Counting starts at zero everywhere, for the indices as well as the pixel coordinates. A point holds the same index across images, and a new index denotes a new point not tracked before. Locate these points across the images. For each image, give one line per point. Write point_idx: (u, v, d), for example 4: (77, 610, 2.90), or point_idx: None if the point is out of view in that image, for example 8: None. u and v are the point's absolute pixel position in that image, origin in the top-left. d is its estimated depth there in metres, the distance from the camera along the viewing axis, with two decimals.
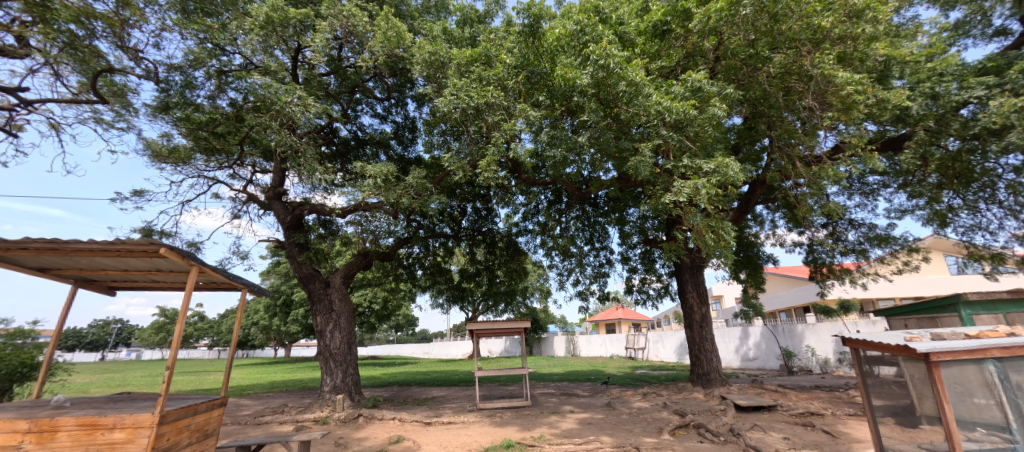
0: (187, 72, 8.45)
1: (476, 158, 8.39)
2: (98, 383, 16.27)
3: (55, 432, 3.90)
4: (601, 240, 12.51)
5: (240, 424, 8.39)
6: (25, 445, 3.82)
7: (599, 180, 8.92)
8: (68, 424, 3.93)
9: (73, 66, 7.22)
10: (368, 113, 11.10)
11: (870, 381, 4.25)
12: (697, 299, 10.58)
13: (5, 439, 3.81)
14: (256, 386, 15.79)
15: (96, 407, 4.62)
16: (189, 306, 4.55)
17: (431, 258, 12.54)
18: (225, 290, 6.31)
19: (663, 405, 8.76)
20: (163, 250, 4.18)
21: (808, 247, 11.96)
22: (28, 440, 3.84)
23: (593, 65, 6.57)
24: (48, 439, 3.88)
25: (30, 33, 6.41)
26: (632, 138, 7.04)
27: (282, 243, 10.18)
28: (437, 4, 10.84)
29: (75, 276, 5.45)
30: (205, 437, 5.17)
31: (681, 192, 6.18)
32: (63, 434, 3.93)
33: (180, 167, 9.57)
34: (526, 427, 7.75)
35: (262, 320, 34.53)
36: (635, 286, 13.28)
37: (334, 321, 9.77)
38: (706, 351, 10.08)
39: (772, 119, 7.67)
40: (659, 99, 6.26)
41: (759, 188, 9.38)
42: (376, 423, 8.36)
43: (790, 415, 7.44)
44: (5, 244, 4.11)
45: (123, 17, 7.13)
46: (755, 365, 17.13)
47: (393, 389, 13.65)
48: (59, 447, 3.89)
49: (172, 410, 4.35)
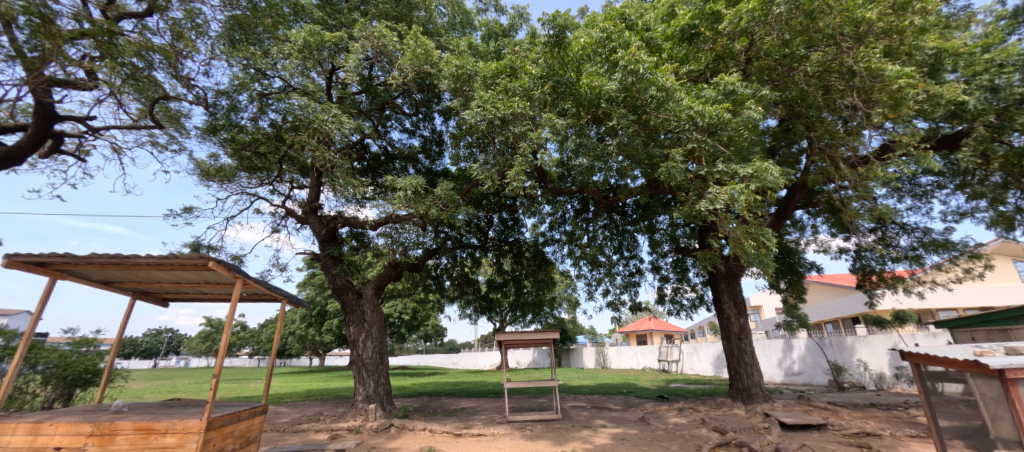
0: (233, 96, 8.98)
1: (503, 169, 8.38)
2: (150, 389, 17.27)
3: (115, 435, 4.13)
4: (631, 248, 12.26)
5: (279, 432, 8.61)
6: (89, 447, 4.07)
7: (627, 187, 8.74)
8: (127, 428, 4.14)
9: (134, 95, 7.82)
10: (397, 128, 11.41)
11: (934, 399, 3.94)
12: (734, 309, 10.10)
13: (71, 442, 4.07)
14: (293, 394, 16.28)
15: (151, 412, 4.86)
16: (234, 316, 4.78)
17: (458, 268, 12.65)
18: (266, 301, 6.58)
19: (701, 422, 8.35)
20: (212, 263, 4.38)
21: (856, 253, 11.22)
22: (91, 443, 4.09)
23: (622, 71, 6.49)
24: (109, 442, 4.12)
25: (99, 67, 6.95)
26: (662, 145, 6.93)
27: (317, 256, 10.44)
28: (462, 20, 11.12)
29: (133, 288, 5.83)
30: (248, 443, 5.34)
31: (718, 199, 5.91)
32: (122, 437, 4.14)
33: (225, 184, 10.15)
34: (557, 441, 7.56)
35: (297, 330, 35.75)
36: (668, 295, 12.88)
37: (366, 332, 9.94)
38: (747, 365, 9.58)
39: (811, 119, 7.33)
40: (691, 104, 6.16)
41: (799, 192, 8.89)
42: (408, 433, 8.39)
43: (843, 435, 6.95)
44: (74, 260, 4.42)
45: (177, 48, 7.69)
46: (801, 380, 16.17)
47: (423, 399, 13.74)
48: (118, 449, 4.11)
49: (219, 417, 4.51)
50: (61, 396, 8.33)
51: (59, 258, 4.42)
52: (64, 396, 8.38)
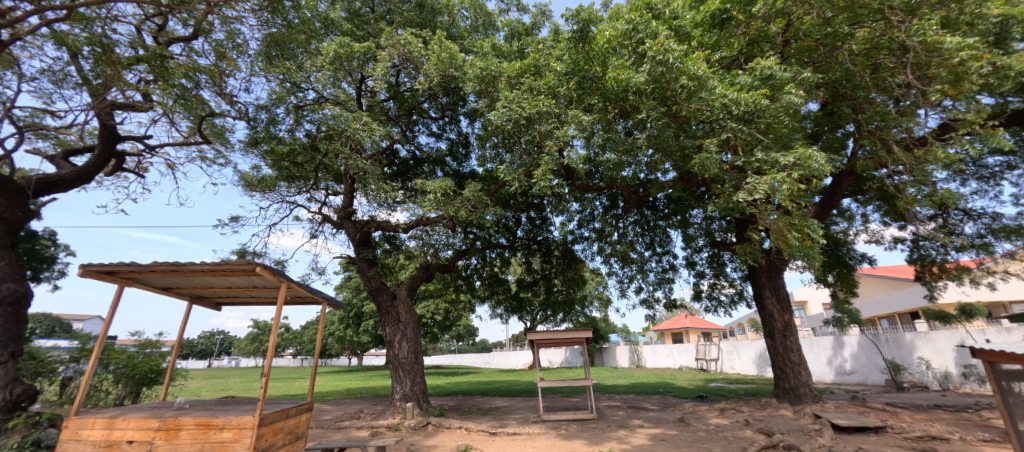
0: (272, 110, 9.37)
1: (530, 168, 8.31)
2: (205, 387, 18.42)
3: (179, 430, 4.38)
4: (663, 244, 11.92)
5: (323, 428, 8.93)
6: (157, 441, 4.34)
7: (659, 181, 8.47)
8: (189, 423, 4.38)
9: (185, 114, 8.30)
10: (425, 132, 11.58)
11: (1013, 401, 3.60)
12: (776, 306, 9.61)
13: (141, 435, 4.35)
14: (334, 393, 16.89)
15: (209, 408, 5.13)
16: (280, 317, 4.97)
17: (488, 268, 12.65)
18: (308, 304, 6.82)
19: (745, 423, 7.99)
20: (259, 268, 4.57)
21: (913, 243, 10.43)
22: (159, 437, 4.36)
23: (650, 62, 6.28)
24: (174, 436, 4.37)
25: (153, 90, 7.43)
26: (694, 136, 6.69)
27: (353, 259, 10.73)
28: (484, 22, 11.14)
29: (190, 293, 6.19)
30: (296, 439, 5.54)
31: (757, 190, 5.61)
32: (185, 432, 4.38)
33: (267, 194, 10.61)
34: (594, 441, 7.43)
35: (336, 331, 37.09)
36: (704, 292, 12.43)
37: (402, 332, 10.13)
38: (792, 364, 9.10)
39: (858, 101, 6.86)
40: (725, 92, 5.89)
41: (846, 180, 8.34)
42: (444, 431, 8.48)
43: (905, 438, 6.46)
44: (139, 268, 4.72)
45: (220, 68, 8.10)
46: (854, 379, 15.21)
47: (458, 398, 13.89)
48: (182, 443, 4.35)
49: (269, 413, 4.70)
50: (130, 393, 8.98)
51: (127, 266, 4.73)
52: (133, 394, 9.02)
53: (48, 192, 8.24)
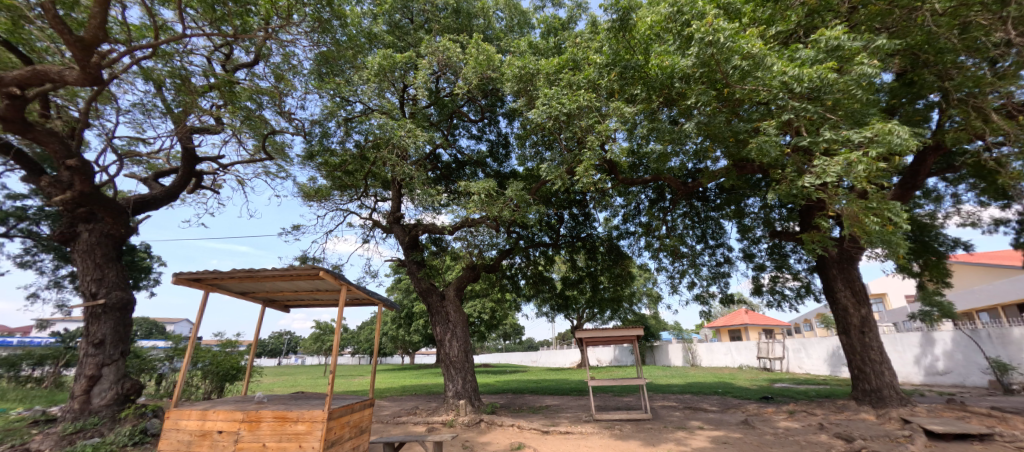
0: (324, 124, 9.89)
1: (572, 165, 8.15)
2: (276, 384, 19.92)
3: (259, 422, 4.73)
4: (716, 236, 11.28)
5: (382, 423, 9.31)
6: (241, 431, 4.72)
7: (709, 170, 8.00)
8: (267, 415, 4.72)
9: (250, 134, 8.96)
10: (465, 135, 11.72)
11: None
12: (852, 299, 8.75)
13: (229, 426, 4.76)
14: (390, 389, 17.61)
15: (284, 402, 5.51)
16: (342, 318, 5.21)
17: (532, 267, 12.57)
18: (365, 305, 7.11)
19: (820, 427, 7.37)
20: (322, 273, 4.81)
21: (1020, 223, 9.13)
22: (243, 427, 4.74)
23: (698, 44, 5.92)
24: (256, 427, 4.72)
25: (223, 113, 8.10)
26: (748, 119, 6.25)
27: (403, 262, 11.07)
28: (519, 21, 11.10)
29: (263, 297, 6.66)
30: (361, 432, 5.79)
31: (826, 172, 5.12)
32: (265, 424, 4.72)
33: (323, 203, 11.21)
34: (650, 442, 7.16)
35: (389, 331, 38.68)
36: (765, 286, 11.62)
37: (451, 331, 10.32)
38: (873, 363, 8.27)
39: (944, 67, 6.10)
40: (784, 68, 5.43)
41: (932, 156, 7.45)
42: (497, 428, 8.54)
43: (1018, 447, 5.65)
44: (221, 275, 5.13)
45: (279, 89, 8.67)
46: (949, 380, 13.61)
47: (508, 396, 13.97)
48: (263, 434, 4.70)
49: (337, 408, 4.94)
50: (215, 388, 9.88)
51: (210, 273, 5.15)
52: (217, 389, 9.89)
53: (143, 210, 9.24)
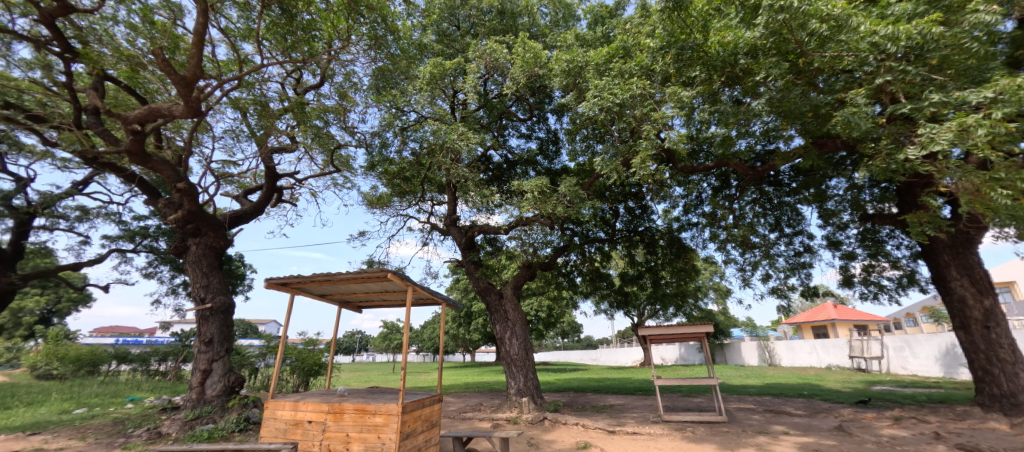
0: (383, 135, 10.37)
1: (626, 156, 7.80)
2: (351, 379, 21.31)
3: (342, 413, 5.02)
4: (793, 224, 10.27)
5: (449, 419, 9.59)
6: (327, 422, 5.05)
7: (781, 152, 7.26)
8: (349, 408, 5.00)
9: (321, 149, 9.62)
10: (515, 135, 11.71)
11: None
12: (972, 289, 7.51)
13: (316, 416, 5.11)
14: (455, 386, 18.14)
15: (361, 397, 5.82)
16: (408, 318, 5.41)
17: (588, 264, 12.24)
18: (429, 305, 7.34)
19: (935, 436, 6.41)
20: (389, 275, 5.02)
21: None
22: (329, 418, 5.07)
23: (766, 13, 5.37)
24: (339, 419, 5.02)
25: (296, 131, 8.79)
26: (829, 90, 5.58)
27: (461, 262, 11.31)
28: (564, 15, 10.87)
29: (339, 298, 7.11)
30: (432, 426, 5.96)
31: (930, 142, 4.42)
32: (347, 416, 5.01)
33: (384, 209, 11.78)
34: (727, 446, 6.67)
35: (451, 330, 39.91)
36: (856, 276, 10.39)
37: (511, 330, 10.37)
38: (1003, 363, 7.09)
39: None
40: (874, 28, 4.76)
41: None
42: (561, 427, 8.43)
43: None
44: (303, 279, 5.51)
45: (344, 105, 9.22)
46: None
47: (570, 395, 13.78)
48: (345, 425, 4.98)
49: (410, 402, 5.11)
50: (302, 382, 10.77)
51: (294, 277, 5.56)
52: (302, 383, 10.77)
53: (237, 224, 10.31)
